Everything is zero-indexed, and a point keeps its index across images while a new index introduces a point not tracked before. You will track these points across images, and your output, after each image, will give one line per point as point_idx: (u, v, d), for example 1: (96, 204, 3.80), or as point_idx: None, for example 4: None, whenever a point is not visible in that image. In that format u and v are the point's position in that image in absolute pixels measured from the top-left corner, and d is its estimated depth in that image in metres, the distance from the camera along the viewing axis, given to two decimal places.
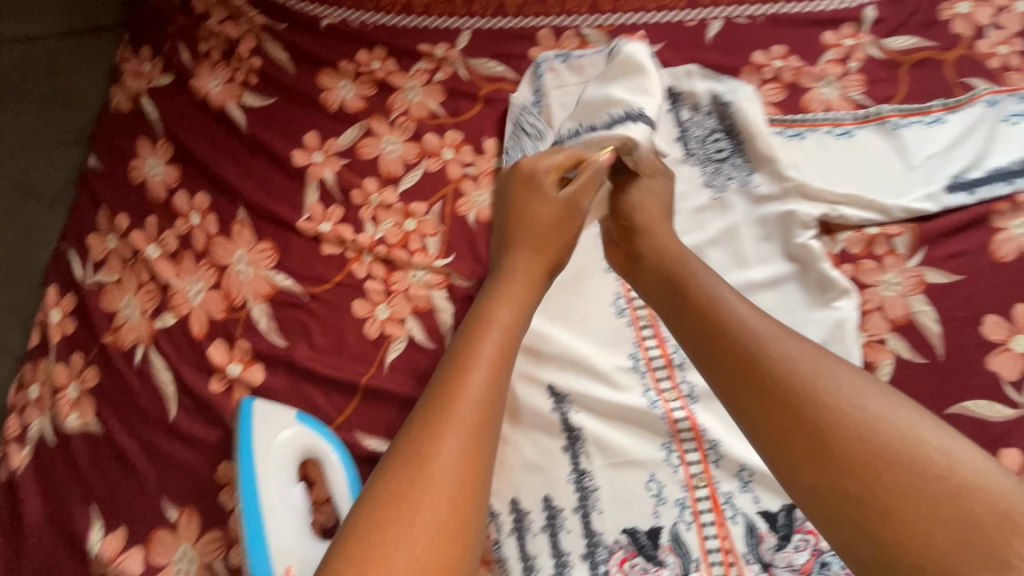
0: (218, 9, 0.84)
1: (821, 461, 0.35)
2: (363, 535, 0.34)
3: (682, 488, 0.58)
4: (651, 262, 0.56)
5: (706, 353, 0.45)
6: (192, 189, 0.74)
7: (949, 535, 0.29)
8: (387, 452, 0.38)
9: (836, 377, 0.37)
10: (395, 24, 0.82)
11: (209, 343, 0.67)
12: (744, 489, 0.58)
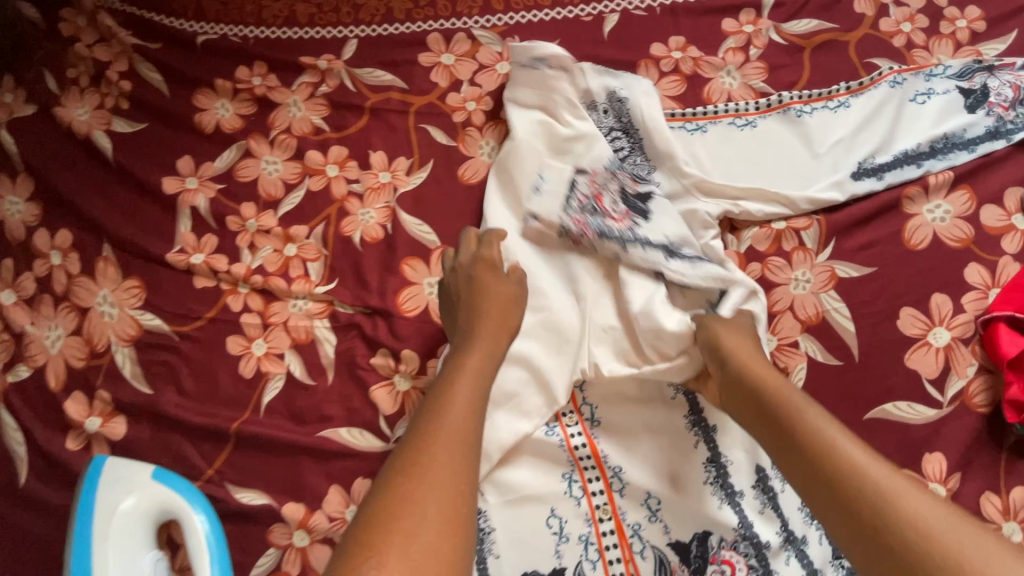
0: (89, 32, 0.78)
1: (830, 504, 0.40)
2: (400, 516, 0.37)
3: (585, 523, 0.52)
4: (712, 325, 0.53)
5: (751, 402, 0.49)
6: (54, 226, 0.68)
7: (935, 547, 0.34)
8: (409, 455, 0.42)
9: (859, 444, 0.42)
10: (278, 37, 0.77)
11: (66, 395, 0.60)
12: (652, 519, 0.52)
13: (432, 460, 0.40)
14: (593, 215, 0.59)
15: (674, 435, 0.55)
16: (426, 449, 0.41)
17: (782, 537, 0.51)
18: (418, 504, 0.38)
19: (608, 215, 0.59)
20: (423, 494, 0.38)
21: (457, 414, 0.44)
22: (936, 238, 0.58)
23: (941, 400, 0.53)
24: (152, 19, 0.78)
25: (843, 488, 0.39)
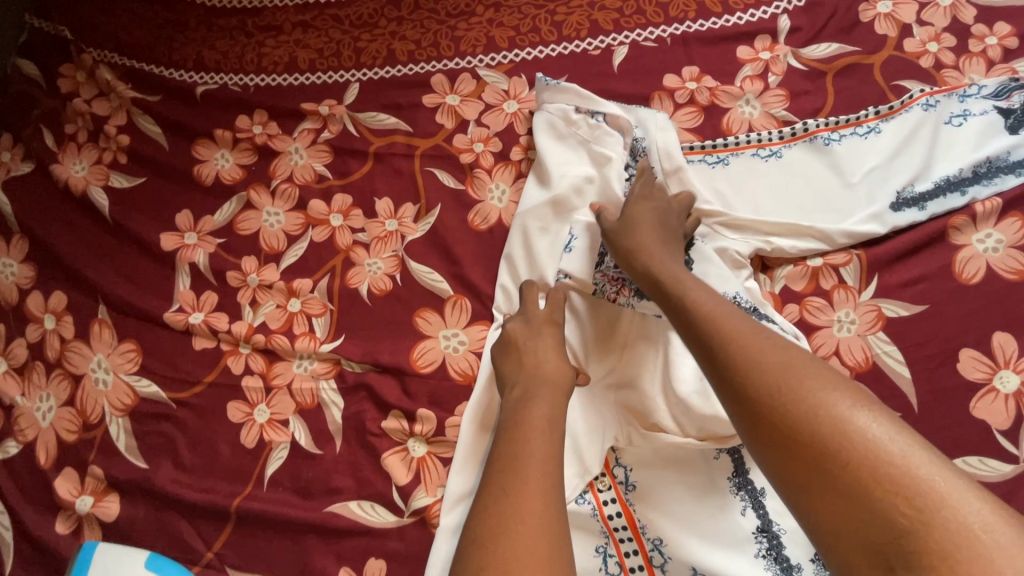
0: (87, 87, 0.77)
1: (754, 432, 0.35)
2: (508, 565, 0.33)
3: None
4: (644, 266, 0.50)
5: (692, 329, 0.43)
6: (49, 288, 0.65)
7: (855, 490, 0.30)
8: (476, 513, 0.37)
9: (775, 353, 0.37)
10: (278, 84, 0.75)
11: (56, 472, 0.56)
12: None
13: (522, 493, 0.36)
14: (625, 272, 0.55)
15: (717, 498, 0.49)
16: (518, 494, 0.36)
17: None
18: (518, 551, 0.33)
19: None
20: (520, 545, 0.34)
21: (540, 439, 0.41)
22: (991, 270, 0.53)
23: (1016, 454, 0.48)
24: (152, 72, 0.77)
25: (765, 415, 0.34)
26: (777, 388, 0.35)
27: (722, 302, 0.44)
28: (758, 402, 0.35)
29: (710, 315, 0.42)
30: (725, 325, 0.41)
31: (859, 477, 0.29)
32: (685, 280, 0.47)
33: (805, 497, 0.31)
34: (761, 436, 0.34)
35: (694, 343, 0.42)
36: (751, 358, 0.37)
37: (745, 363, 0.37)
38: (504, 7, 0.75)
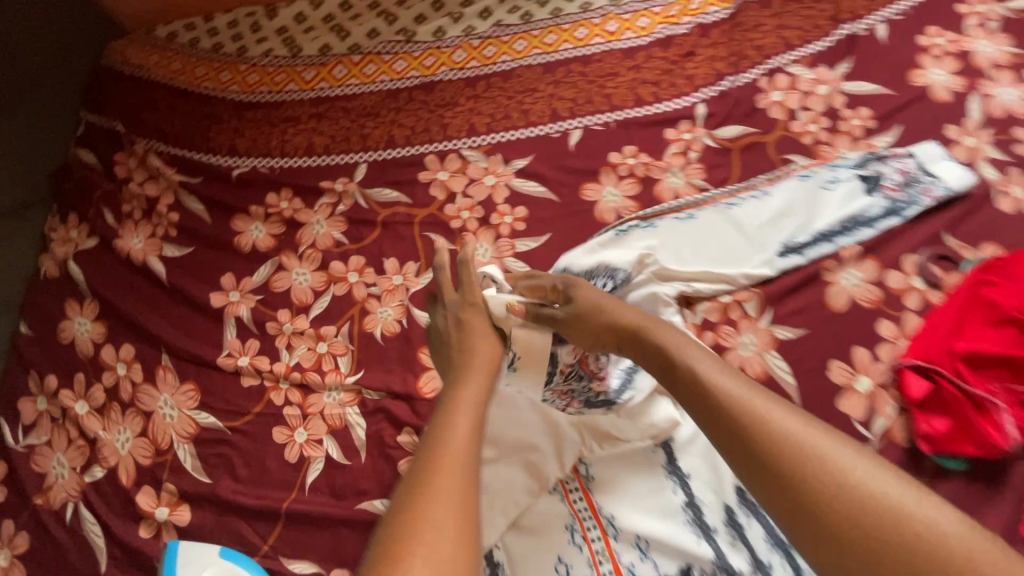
0: (139, 173, 0.93)
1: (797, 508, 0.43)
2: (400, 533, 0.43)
3: (588, 566, 0.61)
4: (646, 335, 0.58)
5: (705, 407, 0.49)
6: (119, 341, 0.80)
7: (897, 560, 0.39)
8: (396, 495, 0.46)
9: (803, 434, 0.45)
10: (299, 165, 0.92)
11: (136, 490, 0.70)
12: (644, 558, 0.62)
13: (437, 474, 0.47)
14: (575, 384, 0.70)
15: (656, 482, 0.65)
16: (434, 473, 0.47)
17: (751, 566, 0.60)
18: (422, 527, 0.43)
19: (592, 378, 0.70)
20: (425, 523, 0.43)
21: (458, 443, 0.50)
22: (853, 301, 0.71)
23: (870, 436, 0.65)
24: (193, 158, 0.94)
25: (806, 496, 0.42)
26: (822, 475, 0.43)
27: (733, 375, 0.50)
28: (804, 487, 0.43)
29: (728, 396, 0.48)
30: (742, 402, 0.48)
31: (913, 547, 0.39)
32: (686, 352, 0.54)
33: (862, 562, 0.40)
34: (801, 511, 0.43)
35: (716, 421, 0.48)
36: (781, 441, 0.45)
37: (782, 446, 0.44)
38: (482, 99, 0.93)
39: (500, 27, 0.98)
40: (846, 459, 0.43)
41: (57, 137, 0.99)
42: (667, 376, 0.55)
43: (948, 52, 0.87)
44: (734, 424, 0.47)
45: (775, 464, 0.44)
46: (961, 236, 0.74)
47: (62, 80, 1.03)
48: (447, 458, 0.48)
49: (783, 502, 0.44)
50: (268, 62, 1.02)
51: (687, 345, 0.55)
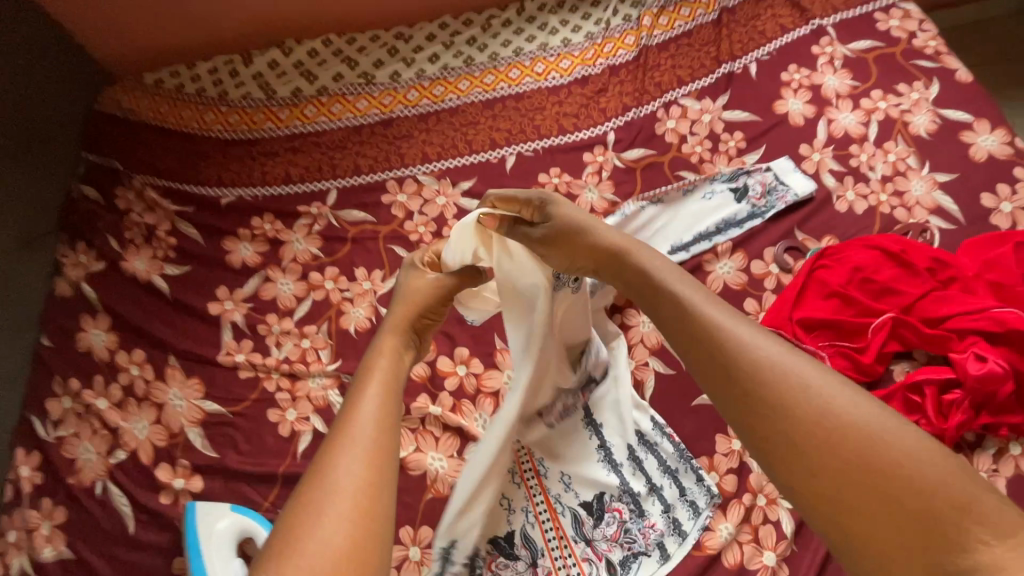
0: (138, 204, 1.08)
1: (783, 435, 0.43)
2: (301, 511, 0.48)
3: (525, 499, 0.77)
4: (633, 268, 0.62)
5: (689, 338, 0.52)
6: (131, 347, 0.94)
7: (890, 494, 0.38)
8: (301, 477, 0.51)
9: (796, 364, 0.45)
10: (279, 192, 1.08)
11: (156, 466, 0.85)
12: (568, 489, 0.78)
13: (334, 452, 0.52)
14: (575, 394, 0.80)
15: (577, 434, 0.80)
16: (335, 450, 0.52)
17: (648, 488, 0.78)
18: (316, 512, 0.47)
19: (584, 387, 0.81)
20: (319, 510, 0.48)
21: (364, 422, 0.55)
22: (725, 284, 0.92)
23: None
24: (186, 189, 1.09)
25: (797, 423, 0.43)
26: (808, 400, 0.43)
27: (718, 307, 0.52)
28: (793, 408, 0.43)
29: (716, 326, 0.50)
30: (725, 329, 0.49)
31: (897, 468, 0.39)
32: (672, 283, 0.57)
33: (849, 488, 0.39)
34: (789, 435, 0.43)
35: (702, 347, 0.50)
36: (765, 370, 0.45)
37: (766, 377, 0.45)
38: (433, 132, 1.11)
39: (445, 70, 1.18)
40: (829, 386, 0.43)
41: (54, 178, 1.11)
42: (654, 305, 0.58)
43: (803, 85, 1.09)
44: (705, 343, 0.50)
45: (756, 398, 0.45)
46: (806, 231, 0.95)
47: (58, 119, 1.14)
48: (354, 422, 0.55)
49: (761, 432, 0.44)
50: (246, 104, 1.18)
51: (669, 275, 0.58)
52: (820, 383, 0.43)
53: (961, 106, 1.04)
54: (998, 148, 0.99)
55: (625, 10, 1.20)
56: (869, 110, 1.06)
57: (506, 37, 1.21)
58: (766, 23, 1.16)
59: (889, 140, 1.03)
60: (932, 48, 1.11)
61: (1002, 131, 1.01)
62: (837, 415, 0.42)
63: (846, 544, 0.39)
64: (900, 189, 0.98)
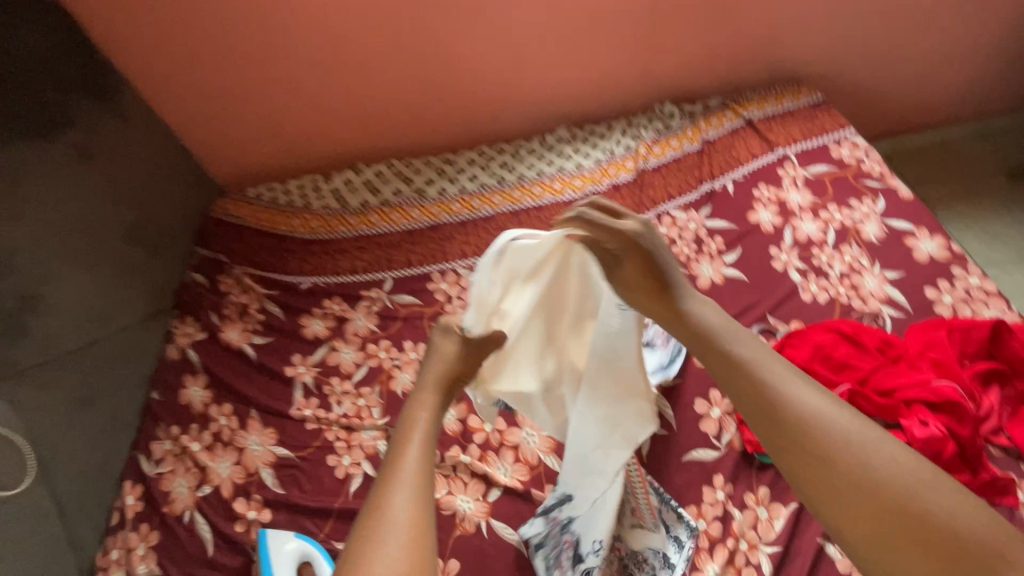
0: (236, 287, 1.36)
1: (848, 489, 0.58)
2: (365, 541, 0.60)
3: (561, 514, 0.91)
4: (699, 329, 0.72)
5: (759, 409, 0.65)
6: (221, 401, 1.16)
7: (925, 532, 0.55)
8: (363, 514, 0.63)
9: (850, 431, 0.61)
10: (346, 280, 1.35)
11: (234, 499, 1.03)
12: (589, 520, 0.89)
13: (388, 492, 0.64)
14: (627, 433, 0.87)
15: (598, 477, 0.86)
16: (388, 488, 0.65)
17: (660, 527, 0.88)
18: (376, 548, 0.59)
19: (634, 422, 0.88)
20: (380, 543, 0.59)
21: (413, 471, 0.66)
22: None
23: (719, 445, 1.00)
24: (273, 277, 1.37)
25: (856, 480, 0.58)
26: (861, 462, 0.59)
27: (780, 374, 0.66)
28: (853, 471, 0.59)
29: (785, 398, 0.64)
30: (791, 403, 0.64)
31: (931, 516, 0.55)
32: (736, 350, 0.69)
33: (901, 532, 0.55)
34: (851, 489, 0.58)
35: (775, 416, 0.63)
36: (824, 434, 0.61)
37: (813, 434, 0.61)
38: (471, 235, 1.39)
39: (482, 187, 1.49)
40: (878, 449, 0.59)
41: (173, 258, 1.38)
42: (723, 374, 0.69)
43: (772, 200, 1.34)
44: (767, 400, 0.64)
45: (821, 458, 0.60)
46: (777, 316, 1.15)
47: (180, 218, 1.42)
48: (403, 468, 0.66)
49: (812, 480, 0.60)
50: (324, 211, 1.49)
51: (736, 339, 0.70)
52: (870, 448, 0.60)
53: (904, 217, 1.26)
54: (937, 252, 1.19)
55: (625, 142, 1.52)
56: (827, 219, 1.29)
57: (531, 162, 1.53)
58: (740, 152, 1.45)
59: (845, 243, 1.24)
60: (878, 171, 1.36)
61: (940, 238, 1.22)
62: (885, 476, 0.58)
63: (875, 558, 0.56)
64: (856, 283, 1.18)
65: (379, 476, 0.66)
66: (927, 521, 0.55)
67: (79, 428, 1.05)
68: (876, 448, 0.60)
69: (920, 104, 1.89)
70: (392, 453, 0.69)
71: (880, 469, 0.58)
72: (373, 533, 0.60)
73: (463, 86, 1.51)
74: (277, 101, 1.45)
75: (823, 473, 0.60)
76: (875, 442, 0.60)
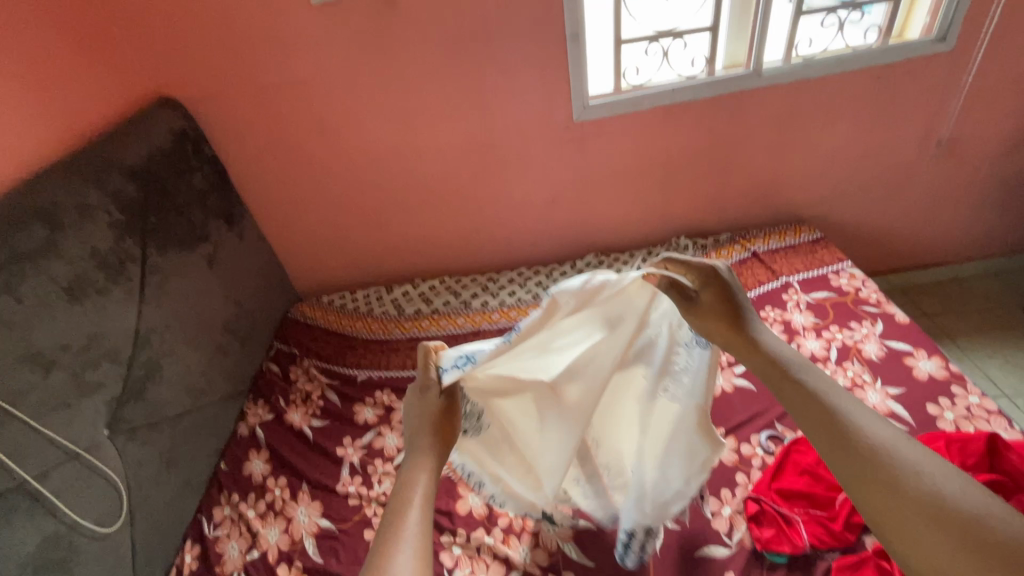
0: (303, 377, 1.58)
1: (900, 505, 0.60)
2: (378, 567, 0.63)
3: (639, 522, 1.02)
4: (765, 358, 0.78)
5: (820, 428, 0.69)
6: (278, 474, 1.32)
7: (984, 552, 0.54)
8: (374, 546, 0.66)
9: (911, 456, 0.63)
10: (396, 374, 1.55)
11: (277, 565, 1.13)
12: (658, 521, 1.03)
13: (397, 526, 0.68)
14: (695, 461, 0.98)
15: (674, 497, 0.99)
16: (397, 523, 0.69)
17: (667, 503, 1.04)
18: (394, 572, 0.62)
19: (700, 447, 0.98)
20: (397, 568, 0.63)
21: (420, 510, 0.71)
22: (721, 460, 1.19)
23: (731, 543, 1.05)
24: (336, 369, 1.59)
25: (912, 497, 0.60)
26: (917, 481, 0.60)
27: (841, 403, 0.70)
28: (908, 489, 0.60)
29: (843, 421, 0.68)
30: (850, 425, 0.67)
31: (993, 537, 0.54)
32: (803, 378, 0.74)
33: (956, 550, 0.55)
34: (905, 505, 0.59)
35: (833, 435, 0.67)
36: (882, 455, 0.63)
37: (869, 452, 0.64)
38: None
39: (519, 301, 1.73)
40: (938, 473, 0.60)
41: (257, 349, 1.64)
42: (791, 399, 0.74)
43: (777, 320, 1.50)
44: (831, 424, 0.68)
45: (874, 475, 0.62)
46: (785, 423, 1.24)
47: (266, 317, 1.71)
48: (410, 506, 0.71)
49: (871, 495, 0.62)
50: (383, 316, 1.75)
51: (802, 370, 0.76)
52: (930, 472, 0.61)
53: (903, 339, 1.38)
54: (936, 370, 1.29)
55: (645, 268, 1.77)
56: (830, 338, 1.42)
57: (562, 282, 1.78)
58: (747, 278, 1.65)
59: (847, 360, 1.36)
60: (875, 298, 1.51)
61: (938, 358, 1.32)
62: (943, 499, 0.58)
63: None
64: (859, 396, 1.27)
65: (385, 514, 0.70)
66: (987, 542, 0.54)
67: (161, 485, 1.19)
68: (937, 473, 0.61)
69: (927, 247, 2.05)
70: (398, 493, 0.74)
71: (939, 490, 0.59)
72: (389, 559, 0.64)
73: (508, 220, 1.83)
74: (357, 228, 1.80)
75: (877, 488, 0.62)
76: (936, 468, 0.61)
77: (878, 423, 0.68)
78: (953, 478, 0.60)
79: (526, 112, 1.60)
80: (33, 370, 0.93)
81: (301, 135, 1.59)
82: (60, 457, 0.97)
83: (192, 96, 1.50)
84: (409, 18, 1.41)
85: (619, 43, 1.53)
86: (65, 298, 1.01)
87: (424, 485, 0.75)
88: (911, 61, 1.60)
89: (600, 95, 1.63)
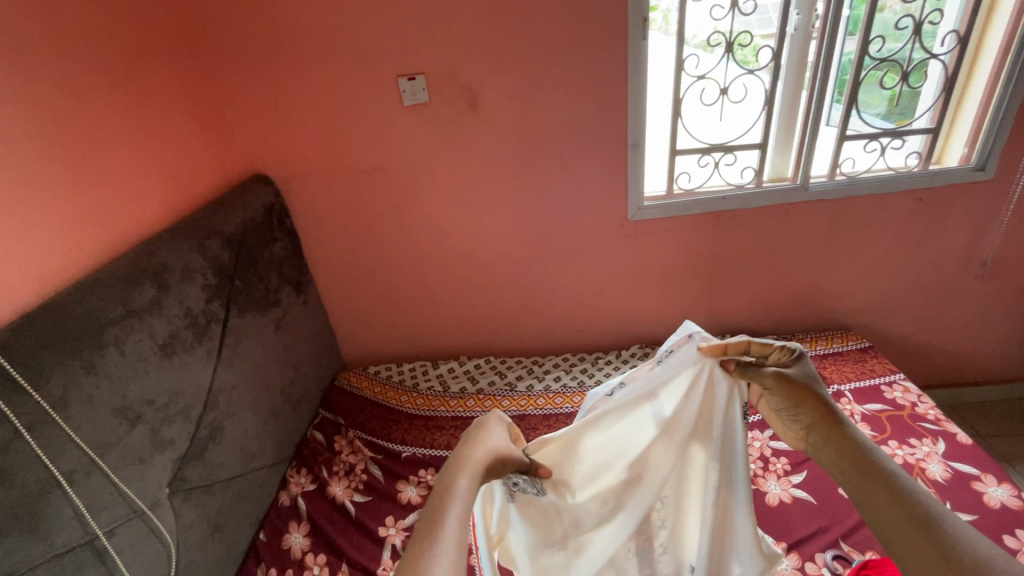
0: (347, 448, 1.58)
1: (904, 537, 0.66)
2: (410, 549, 0.59)
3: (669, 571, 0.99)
4: (808, 416, 0.81)
5: (849, 475, 0.75)
6: (316, 551, 1.29)
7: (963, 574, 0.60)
8: (415, 530, 0.62)
9: (919, 504, 0.67)
10: (439, 453, 1.53)
11: None
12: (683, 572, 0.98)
13: (434, 513, 0.64)
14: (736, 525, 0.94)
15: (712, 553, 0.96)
16: (435, 511, 0.64)
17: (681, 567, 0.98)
18: (426, 546, 0.59)
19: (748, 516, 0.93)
20: (429, 543, 0.59)
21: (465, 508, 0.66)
22: None
23: None
24: (380, 442, 1.59)
25: (912, 532, 0.66)
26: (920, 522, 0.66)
27: (867, 457, 0.74)
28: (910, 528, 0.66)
29: (866, 471, 0.73)
30: (873, 477, 0.72)
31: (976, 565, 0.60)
32: (838, 433, 0.77)
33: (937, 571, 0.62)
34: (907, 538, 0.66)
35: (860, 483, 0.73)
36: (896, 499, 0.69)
37: (882, 496, 0.70)
38: (554, 427, 1.58)
39: (564, 387, 1.75)
40: (944, 521, 0.65)
41: (304, 414, 1.66)
42: (830, 444, 0.78)
43: None
44: (882, 499, 0.70)
45: (885, 515, 0.69)
46: (851, 543, 1.18)
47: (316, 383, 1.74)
48: (452, 502, 0.66)
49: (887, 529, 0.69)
50: (429, 391, 1.76)
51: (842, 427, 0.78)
52: (938, 522, 0.65)
53: (968, 462, 1.34)
54: (1009, 498, 1.24)
55: None
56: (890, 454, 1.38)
57: (607, 370, 1.82)
58: None
59: None
60: (933, 415, 1.49)
61: (1008, 485, 1.27)
62: (942, 537, 0.64)
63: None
64: None
65: (427, 505, 0.66)
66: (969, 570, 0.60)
67: (206, 550, 1.17)
68: (943, 522, 0.65)
69: (976, 364, 2.04)
70: (441, 490, 0.69)
71: (938, 528, 0.65)
72: (421, 536, 0.60)
73: (557, 307, 1.89)
74: (412, 303, 1.87)
75: (887, 527, 0.69)
76: (941, 516, 0.66)
77: (898, 476, 0.71)
78: (959, 527, 0.64)
79: (583, 208, 1.71)
80: (122, 422, 0.97)
81: (373, 215, 1.71)
82: (127, 514, 0.98)
83: (283, 174, 1.64)
84: (486, 121, 1.57)
85: (674, 153, 1.64)
86: (158, 353, 1.06)
87: (465, 498, 0.67)
88: (951, 187, 1.68)
89: (654, 197, 1.72)
